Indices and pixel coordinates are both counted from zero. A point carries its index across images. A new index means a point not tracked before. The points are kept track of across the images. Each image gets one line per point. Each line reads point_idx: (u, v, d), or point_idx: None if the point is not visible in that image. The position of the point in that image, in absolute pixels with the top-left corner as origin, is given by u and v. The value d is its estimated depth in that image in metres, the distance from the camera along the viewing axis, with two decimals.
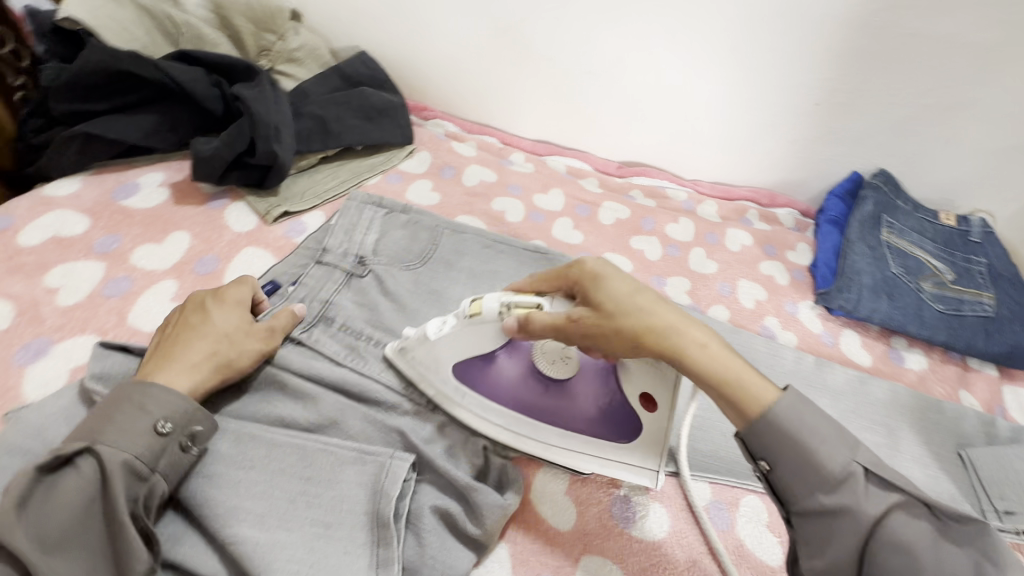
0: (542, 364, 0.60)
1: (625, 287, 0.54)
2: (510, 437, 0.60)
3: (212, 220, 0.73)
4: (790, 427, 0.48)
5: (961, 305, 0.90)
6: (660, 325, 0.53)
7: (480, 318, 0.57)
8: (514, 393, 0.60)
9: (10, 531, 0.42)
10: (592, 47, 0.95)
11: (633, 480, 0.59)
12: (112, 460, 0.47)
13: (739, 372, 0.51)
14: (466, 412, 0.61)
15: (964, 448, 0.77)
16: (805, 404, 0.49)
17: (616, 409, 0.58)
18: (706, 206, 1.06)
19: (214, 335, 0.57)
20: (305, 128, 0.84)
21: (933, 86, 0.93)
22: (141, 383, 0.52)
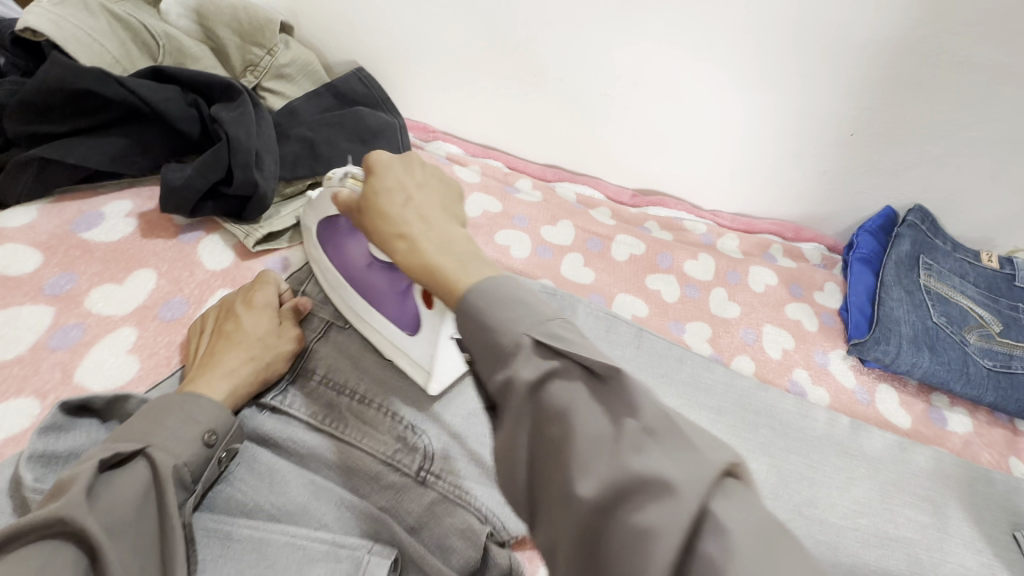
0: (374, 250, 0.58)
1: (392, 181, 0.50)
2: (385, 347, 0.59)
3: (183, 255, 0.66)
4: (485, 311, 0.40)
5: (1011, 363, 0.80)
6: (409, 227, 0.46)
7: (331, 184, 0.57)
8: (360, 269, 0.60)
9: (82, 508, 0.37)
10: (608, 68, 0.88)
11: (411, 374, 0.58)
12: (165, 461, 0.44)
13: (445, 262, 0.44)
14: (375, 331, 0.60)
15: (1020, 530, 0.68)
16: (518, 286, 0.42)
17: (405, 316, 0.57)
18: (726, 240, 0.99)
19: (247, 342, 0.56)
20: (292, 153, 0.77)
21: (980, 119, 0.85)
22: (185, 399, 0.49)
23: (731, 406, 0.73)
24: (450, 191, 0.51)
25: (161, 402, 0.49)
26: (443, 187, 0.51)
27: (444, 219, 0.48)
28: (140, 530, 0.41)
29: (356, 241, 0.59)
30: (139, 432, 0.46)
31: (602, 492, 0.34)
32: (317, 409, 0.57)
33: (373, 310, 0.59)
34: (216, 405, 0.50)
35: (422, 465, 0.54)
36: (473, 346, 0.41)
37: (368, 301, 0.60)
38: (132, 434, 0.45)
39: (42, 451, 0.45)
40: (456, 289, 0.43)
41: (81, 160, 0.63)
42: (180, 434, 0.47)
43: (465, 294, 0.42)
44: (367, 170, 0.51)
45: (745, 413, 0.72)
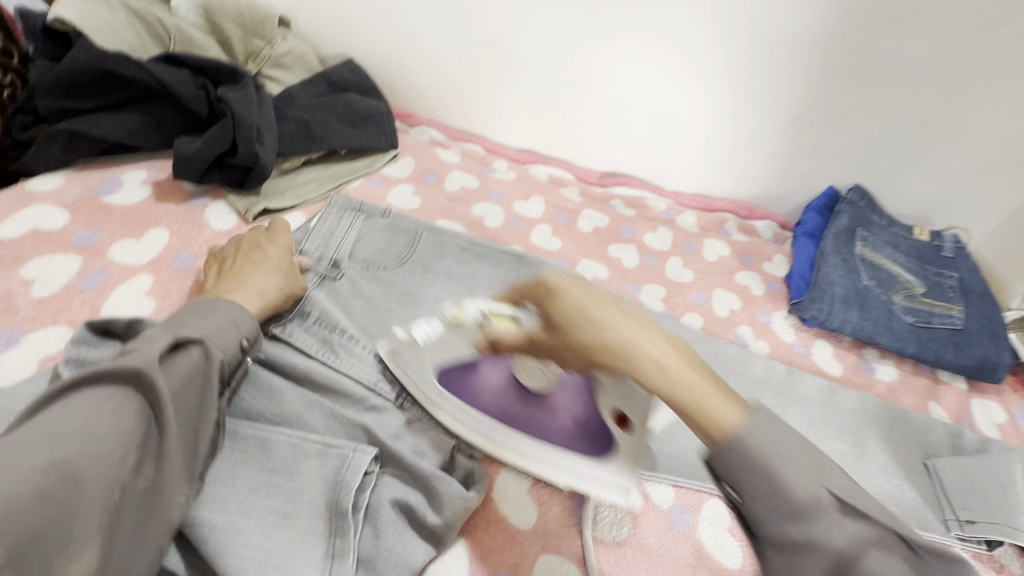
0: (524, 374, 0.62)
1: (584, 301, 0.49)
2: (561, 478, 0.57)
3: (192, 218, 0.75)
4: (751, 457, 0.40)
5: (931, 318, 0.91)
6: (614, 338, 0.47)
7: (461, 323, 0.61)
8: (513, 410, 0.62)
9: (153, 372, 0.45)
10: (574, 59, 0.98)
11: (604, 494, 0.54)
12: (215, 354, 0.52)
13: (700, 396, 0.43)
14: (512, 450, 0.60)
15: (930, 458, 0.77)
16: (774, 424, 0.41)
17: (591, 422, 0.59)
18: (685, 217, 1.09)
19: (272, 273, 0.66)
20: (288, 132, 0.86)
21: (905, 104, 0.95)
22: (224, 303, 0.58)
23: None
24: (605, 292, 0.50)
25: (209, 302, 0.57)
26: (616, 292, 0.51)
27: (648, 325, 0.48)
28: (190, 401, 0.49)
29: (501, 368, 0.63)
30: (196, 325, 0.53)
31: (731, 423, 0.41)
32: (312, 342, 0.66)
33: (540, 441, 0.60)
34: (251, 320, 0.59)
35: (398, 394, 0.65)
36: (750, 488, 0.40)
37: (524, 429, 0.61)
38: (192, 324, 0.53)
39: (77, 358, 0.53)
40: (716, 426, 0.42)
41: (102, 132, 0.72)
42: (227, 334, 0.55)
43: (733, 429, 0.41)
44: (547, 288, 0.52)
45: None
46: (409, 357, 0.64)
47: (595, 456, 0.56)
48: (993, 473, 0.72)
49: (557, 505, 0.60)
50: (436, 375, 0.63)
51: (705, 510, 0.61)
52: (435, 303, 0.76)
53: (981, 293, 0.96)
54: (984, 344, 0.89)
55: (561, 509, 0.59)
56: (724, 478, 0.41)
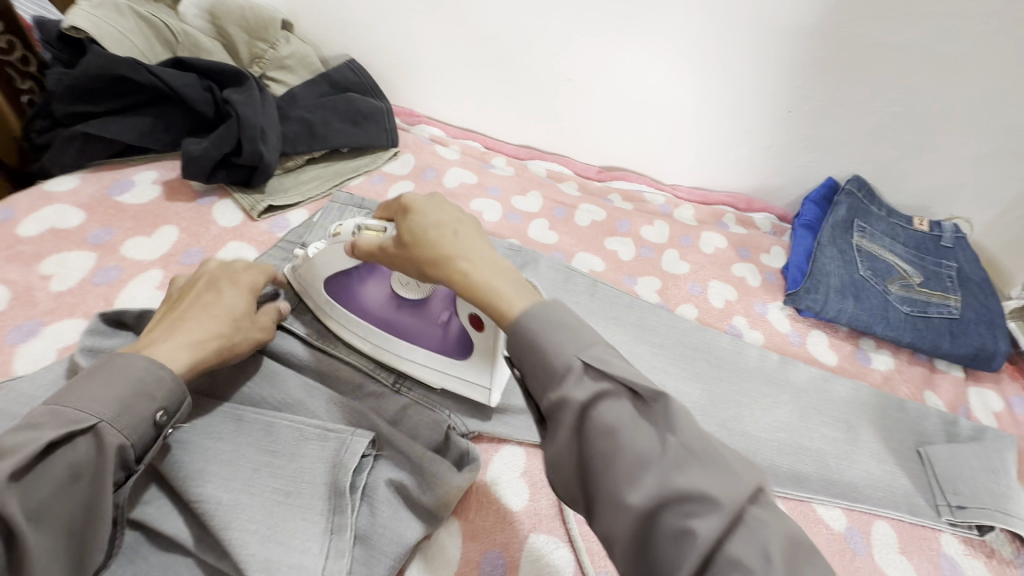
0: (398, 288, 0.65)
1: (432, 220, 0.52)
2: (438, 376, 0.66)
3: (200, 216, 0.78)
4: (528, 332, 0.45)
5: (928, 308, 0.91)
6: (453, 252, 0.49)
7: (340, 238, 0.61)
8: (384, 313, 0.66)
9: (5, 498, 0.41)
10: (569, 56, 0.99)
11: (468, 394, 0.65)
12: (111, 440, 0.48)
13: (501, 288, 0.48)
14: (411, 364, 0.66)
15: (924, 446, 0.78)
16: (560, 308, 0.47)
17: (449, 333, 0.64)
18: (682, 210, 1.10)
19: (220, 317, 0.59)
20: (292, 131, 0.89)
21: (902, 95, 0.95)
22: (146, 365, 0.51)
23: (672, 343, 0.83)
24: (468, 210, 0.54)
25: (120, 363, 0.51)
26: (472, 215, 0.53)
27: (486, 245, 0.51)
28: (73, 509, 0.46)
29: (365, 280, 0.66)
30: (93, 402, 0.48)
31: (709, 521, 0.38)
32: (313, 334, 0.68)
33: (418, 347, 0.65)
34: (174, 388, 0.52)
35: (396, 379, 0.67)
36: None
37: (409, 339, 0.65)
38: (86, 403, 0.48)
39: (92, 346, 0.57)
40: (509, 313, 0.47)
41: (115, 134, 0.76)
42: (134, 411, 0.49)
43: (517, 317, 0.46)
44: (404, 208, 0.54)
45: (684, 349, 0.83)
46: (306, 264, 0.66)
47: (460, 361, 0.64)
48: (985, 460, 0.73)
49: (548, 488, 0.62)
50: (326, 285, 0.67)
51: None
52: None
53: (979, 282, 0.96)
54: (981, 333, 0.89)
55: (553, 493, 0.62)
56: (510, 360, 0.47)
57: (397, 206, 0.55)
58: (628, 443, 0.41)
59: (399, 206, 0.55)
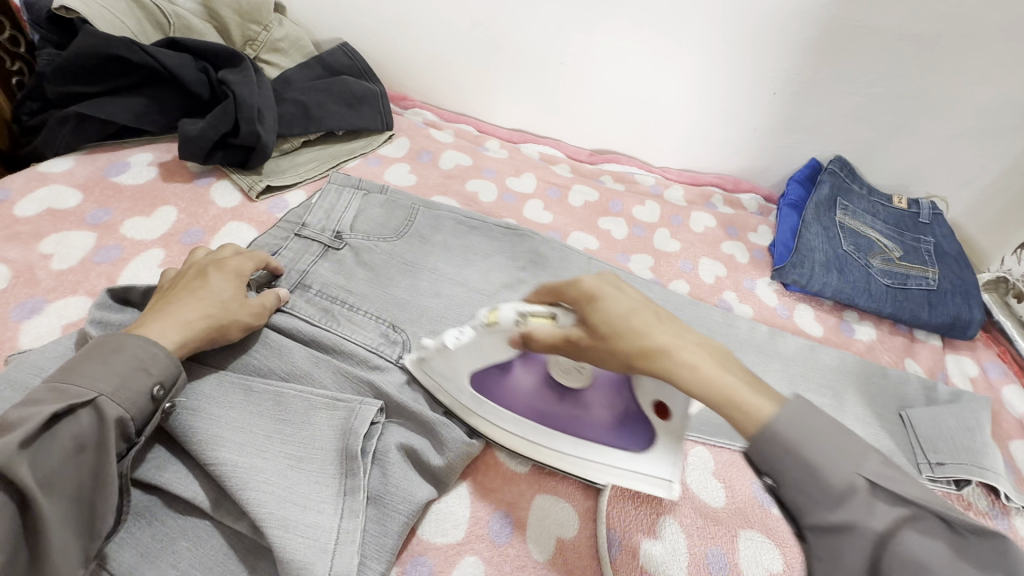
0: (560, 370, 0.62)
1: (625, 305, 0.54)
2: (550, 454, 0.62)
3: (198, 196, 0.78)
4: (783, 446, 0.46)
5: (907, 280, 0.95)
6: (654, 344, 0.51)
7: (497, 326, 0.58)
8: (542, 406, 0.62)
9: (15, 465, 0.43)
10: (561, 40, 1.01)
11: (647, 489, 0.58)
12: (111, 413, 0.49)
13: (738, 389, 0.48)
14: (582, 463, 0.61)
15: (905, 409, 0.82)
16: (807, 408, 0.47)
17: (628, 413, 0.60)
18: (672, 191, 1.13)
19: (208, 300, 0.60)
20: (287, 113, 0.89)
21: (882, 76, 0.98)
22: (138, 345, 0.53)
23: None
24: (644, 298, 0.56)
25: (114, 344, 0.52)
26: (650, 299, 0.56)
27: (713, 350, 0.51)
28: (79, 480, 0.47)
29: (535, 368, 0.63)
30: (91, 378, 0.50)
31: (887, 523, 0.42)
32: (315, 311, 0.69)
33: (586, 438, 0.61)
34: (167, 365, 0.53)
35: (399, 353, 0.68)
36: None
37: (575, 434, 0.61)
38: (85, 380, 0.49)
39: (100, 320, 0.57)
40: (757, 419, 0.47)
41: (110, 115, 0.76)
42: (130, 385, 0.51)
43: (768, 421, 0.47)
44: (586, 295, 0.55)
45: (677, 322, 0.86)
46: (437, 357, 0.62)
47: (639, 452, 0.59)
48: (962, 419, 0.77)
49: None
50: (470, 380, 0.63)
51: (690, 456, 0.66)
52: (433, 271, 0.79)
53: (955, 255, 1.00)
54: (957, 303, 0.93)
55: None
56: (765, 471, 0.48)
57: (573, 291, 0.56)
58: (823, 456, 0.45)
59: (578, 293, 0.56)
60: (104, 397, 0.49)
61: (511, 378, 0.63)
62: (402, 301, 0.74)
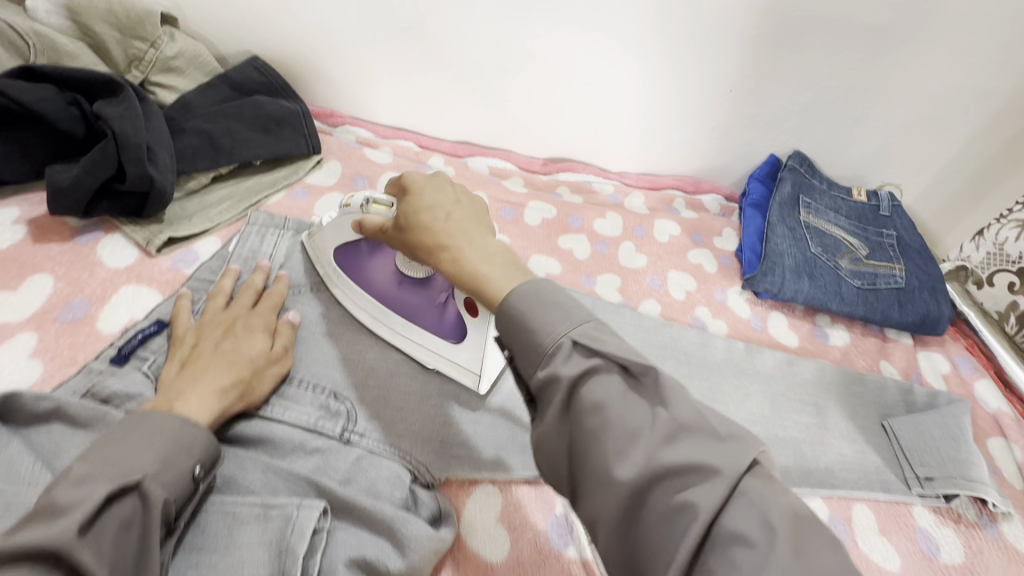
0: (403, 265, 0.64)
1: (430, 202, 0.50)
2: (367, 319, 0.66)
3: (81, 257, 0.65)
4: (523, 312, 0.44)
5: (876, 279, 0.92)
6: (436, 227, 0.48)
7: (351, 209, 0.63)
8: (389, 291, 0.65)
9: (76, 551, 0.36)
10: (500, 44, 0.91)
11: (457, 378, 0.63)
12: (157, 495, 0.43)
13: (492, 273, 0.46)
14: (396, 335, 0.65)
15: (886, 419, 0.79)
16: (553, 288, 0.45)
17: (452, 309, 0.64)
18: (633, 198, 1.06)
19: (239, 360, 0.56)
20: (189, 146, 0.76)
21: (835, 69, 0.94)
22: (167, 415, 0.47)
23: (639, 345, 0.80)
24: (470, 196, 0.53)
25: (141, 419, 0.47)
26: (473, 195, 0.53)
27: (481, 230, 0.49)
28: (123, 572, 0.40)
29: (385, 258, 0.66)
30: (128, 456, 0.43)
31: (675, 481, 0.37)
32: None
33: (417, 324, 0.64)
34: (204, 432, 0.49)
35: (344, 427, 0.58)
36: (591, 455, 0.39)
37: (401, 316, 0.65)
38: (126, 459, 0.43)
39: None
40: (496, 298, 0.45)
41: None
42: (176, 466, 0.45)
43: (504, 299, 0.45)
44: (403, 188, 0.53)
45: (650, 349, 0.80)
46: (320, 235, 0.69)
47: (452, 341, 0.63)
48: (945, 427, 0.74)
49: (530, 530, 0.56)
50: (336, 255, 0.68)
51: None
52: None
53: (918, 248, 0.98)
54: (926, 300, 0.91)
55: (535, 534, 0.56)
56: (502, 345, 0.46)
57: (396, 183, 0.54)
58: (614, 446, 0.39)
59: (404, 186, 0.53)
60: (153, 476, 0.43)
61: (364, 251, 0.66)
62: (345, 362, 0.64)
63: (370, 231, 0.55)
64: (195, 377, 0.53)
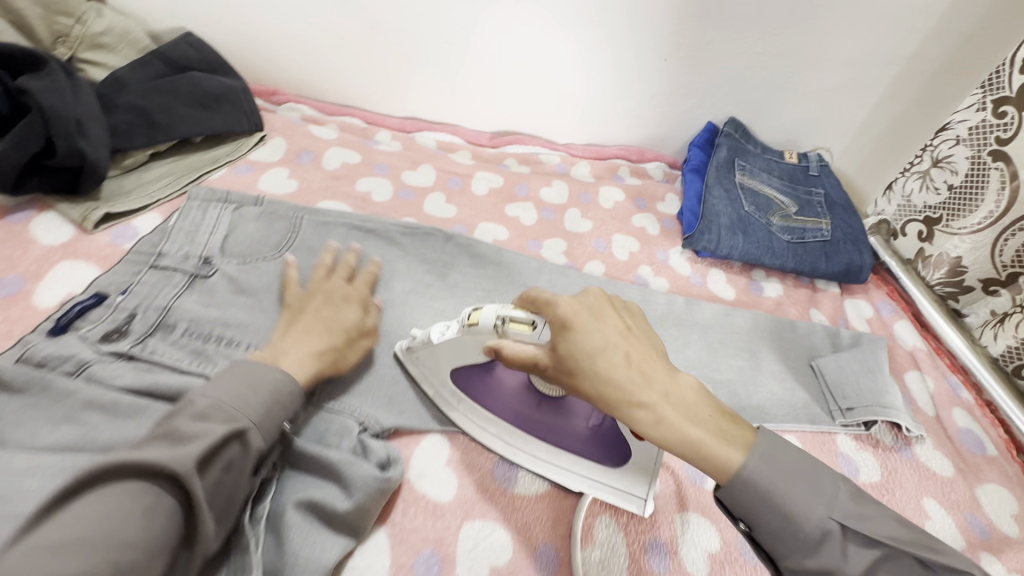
0: (541, 385, 0.61)
1: (596, 341, 0.49)
2: (499, 445, 0.62)
3: (13, 235, 0.65)
4: (754, 501, 0.45)
5: (804, 234, 0.99)
6: (616, 375, 0.48)
7: (477, 328, 0.56)
8: (519, 418, 0.61)
9: (192, 477, 0.42)
10: (440, 17, 0.92)
11: (621, 505, 0.58)
12: (255, 442, 0.49)
13: (705, 441, 0.47)
14: (553, 468, 0.61)
15: (814, 359, 0.85)
16: (777, 444, 0.47)
17: (606, 430, 0.58)
18: (579, 168, 1.10)
19: (333, 329, 0.62)
20: (123, 123, 0.75)
21: (762, 36, 0.99)
22: (278, 371, 0.54)
23: None
24: (630, 317, 0.54)
25: (258, 368, 0.53)
26: (626, 324, 0.52)
27: (660, 370, 0.50)
28: (218, 503, 0.45)
29: (516, 390, 0.61)
30: (240, 403, 0.49)
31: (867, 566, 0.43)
32: (184, 355, 0.59)
33: (563, 449, 0.60)
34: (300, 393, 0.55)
35: None
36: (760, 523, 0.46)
37: (548, 443, 0.60)
38: (237, 404, 0.49)
39: None
40: (725, 470, 0.46)
41: None
42: (271, 418, 0.51)
43: (735, 470, 0.46)
44: (561, 321, 0.50)
45: None
46: (424, 346, 0.62)
47: (613, 468, 0.58)
48: (863, 361, 0.81)
49: (477, 472, 0.60)
50: (454, 376, 0.62)
51: None
52: None
53: (843, 204, 1.05)
54: (850, 251, 0.98)
55: (482, 476, 0.60)
56: (738, 516, 0.47)
57: (550, 312, 0.51)
58: (799, 501, 0.45)
59: (553, 316, 0.50)
60: (257, 427, 0.49)
61: (489, 380, 0.62)
62: None
63: (512, 361, 0.52)
64: (300, 339, 0.60)
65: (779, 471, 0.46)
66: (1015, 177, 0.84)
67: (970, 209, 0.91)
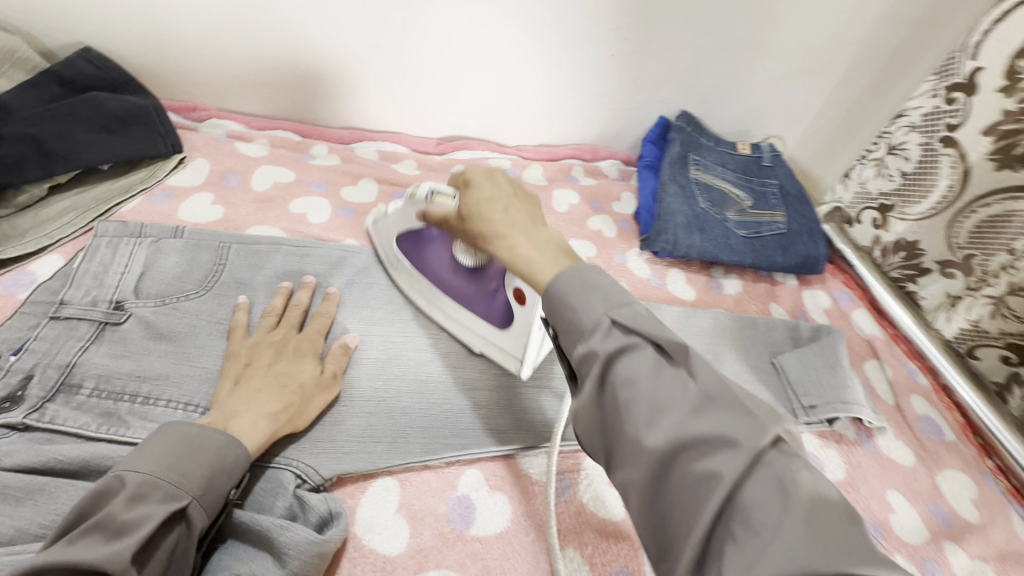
0: (460, 254, 0.66)
1: (488, 199, 0.53)
2: (422, 300, 0.71)
3: None
4: (563, 300, 0.44)
5: (760, 228, 0.98)
6: (494, 222, 0.51)
7: (416, 200, 0.63)
8: (444, 275, 0.68)
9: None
10: (370, 20, 0.86)
11: (503, 361, 0.66)
12: (199, 518, 0.47)
13: (538, 268, 0.47)
14: (455, 314, 0.69)
15: (777, 355, 0.84)
16: (597, 273, 0.45)
17: (500, 302, 0.64)
18: (531, 171, 1.06)
19: (291, 387, 0.57)
20: (10, 155, 0.68)
21: (708, 27, 0.97)
22: (223, 434, 0.50)
23: None
24: (518, 187, 0.55)
25: (201, 433, 0.49)
26: (525, 194, 0.55)
27: (536, 226, 0.51)
28: None
29: (439, 254, 0.68)
30: (182, 474, 0.46)
31: None
32: (91, 419, 0.53)
33: (470, 309, 0.67)
34: (247, 455, 0.51)
35: None
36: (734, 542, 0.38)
37: (456, 299, 0.68)
38: (175, 478, 0.46)
39: None
40: (539, 283, 0.46)
41: None
42: (217, 488, 0.48)
43: (546, 287, 0.45)
44: (466, 181, 0.56)
45: None
46: (382, 219, 0.72)
47: (499, 328, 0.65)
48: (824, 357, 0.81)
49: (431, 516, 0.57)
50: (398, 243, 0.71)
51: (583, 471, 0.63)
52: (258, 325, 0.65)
53: (796, 194, 1.05)
54: (805, 242, 0.98)
55: (436, 520, 0.57)
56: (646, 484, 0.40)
57: (459, 175, 0.58)
58: None
59: (464, 180, 0.56)
60: (196, 501, 0.46)
61: (428, 239, 0.69)
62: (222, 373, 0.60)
63: (434, 219, 0.60)
64: (248, 399, 0.55)
65: (775, 484, 0.34)
66: (965, 162, 0.84)
67: (924, 193, 0.90)
